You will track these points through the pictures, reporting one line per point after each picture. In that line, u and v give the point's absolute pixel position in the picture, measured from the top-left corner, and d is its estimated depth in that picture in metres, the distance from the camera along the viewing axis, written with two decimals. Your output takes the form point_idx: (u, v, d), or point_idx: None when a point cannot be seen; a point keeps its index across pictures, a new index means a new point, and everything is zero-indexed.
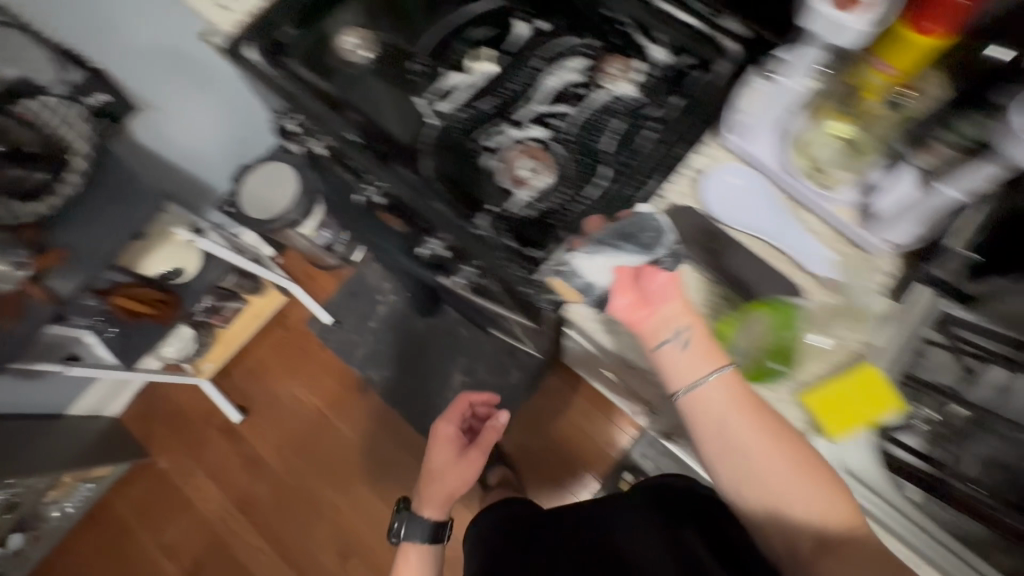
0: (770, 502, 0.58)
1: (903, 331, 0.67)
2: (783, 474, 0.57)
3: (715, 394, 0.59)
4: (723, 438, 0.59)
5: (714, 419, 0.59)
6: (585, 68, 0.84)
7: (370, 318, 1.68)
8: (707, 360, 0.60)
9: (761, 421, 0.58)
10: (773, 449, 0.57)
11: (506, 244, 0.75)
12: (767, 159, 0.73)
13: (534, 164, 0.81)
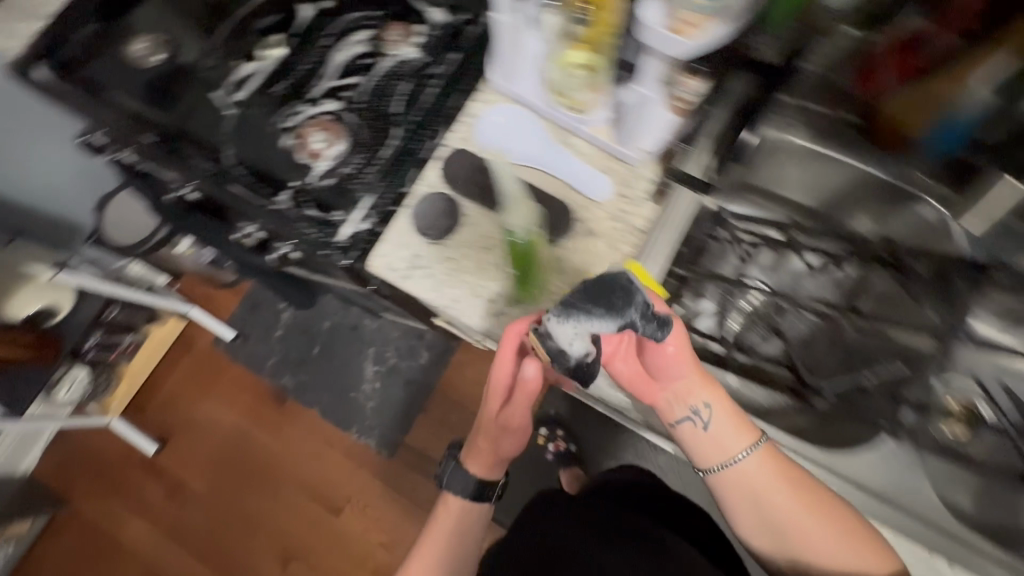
0: (796, 563, 0.69)
1: (672, 227, 0.72)
2: (834, 550, 0.67)
3: (749, 470, 0.68)
4: (758, 512, 0.69)
5: (747, 491, 0.69)
6: (369, 38, 0.88)
7: (277, 327, 1.71)
8: (738, 436, 0.68)
9: (828, 518, 0.67)
10: (807, 530, 0.67)
11: (306, 214, 0.79)
12: (529, 94, 0.77)
13: (327, 136, 0.83)
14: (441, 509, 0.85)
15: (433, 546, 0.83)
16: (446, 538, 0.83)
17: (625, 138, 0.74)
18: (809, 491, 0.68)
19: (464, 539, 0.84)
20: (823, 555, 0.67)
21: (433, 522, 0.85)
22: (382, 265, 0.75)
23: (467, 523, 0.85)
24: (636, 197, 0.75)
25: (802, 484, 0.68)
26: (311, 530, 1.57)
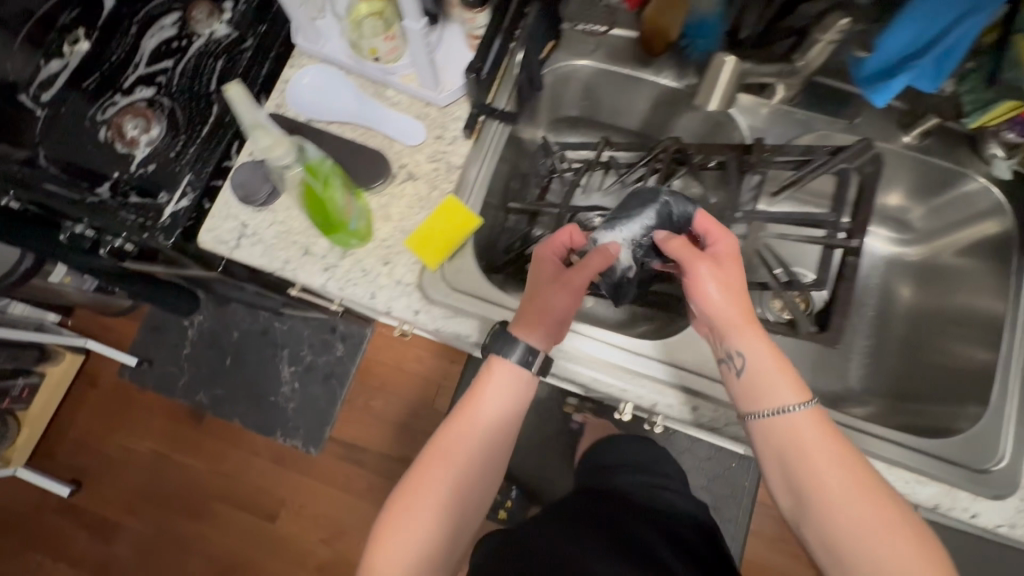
0: (841, 564, 0.55)
1: (484, 160, 0.77)
2: (890, 550, 0.53)
3: (800, 425, 0.58)
4: (814, 476, 0.57)
5: (789, 448, 0.58)
6: (177, 21, 0.87)
7: (184, 345, 1.65)
8: (792, 393, 0.59)
9: (870, 488, 0.56)
10: (889, 513, 0.55)
11: (128, 203, 0.77)
12: (336, 52, 0.78)
13: (144, 122, 0.82)
14: (470, 393, 0.67)
15: (452, 446, 0.64)
16: (479, 425, 0.65)
17: (432, 83, 0.75)
18: (863, 467, 0.57)
19: (496, 428, 0.66)
20: (872, 562, 0.54)
21: (457, 411, 0.66)
22: (211, 239, 0.75)
23: (503, 400, 0.66)
24: (453, 137, 0.77)
25: (865, 472, 0.57)
26: (249, 540, 1.53)
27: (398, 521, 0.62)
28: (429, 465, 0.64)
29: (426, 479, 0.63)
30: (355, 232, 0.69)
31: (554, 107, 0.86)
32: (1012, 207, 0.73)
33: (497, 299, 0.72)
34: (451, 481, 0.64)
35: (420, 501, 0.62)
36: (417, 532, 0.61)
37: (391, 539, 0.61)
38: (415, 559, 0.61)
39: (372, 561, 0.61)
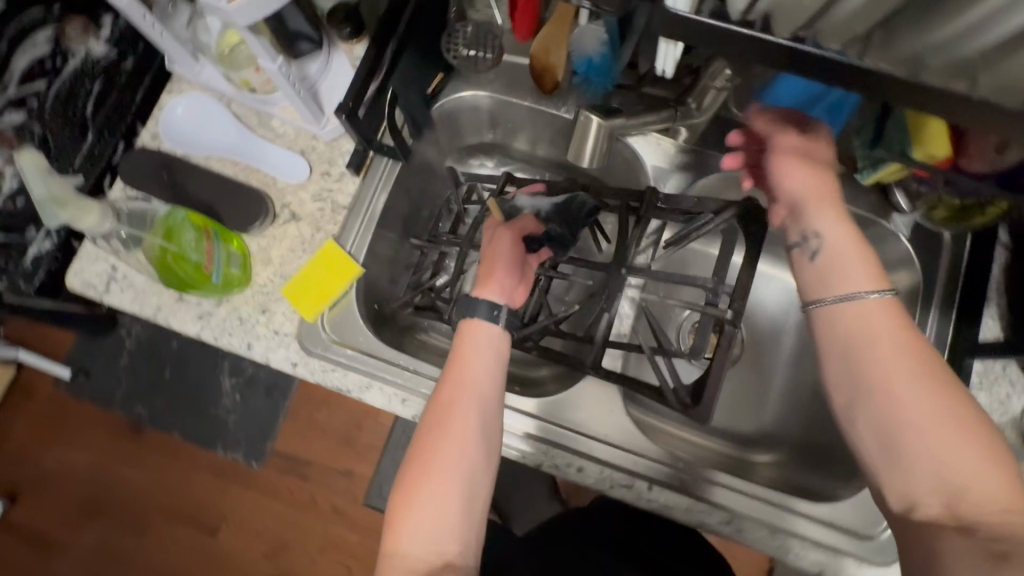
0: (896, 459, 0.47)
1: (370, 197, 0.72)
2: (960, 444, 0.44)
3: (872, 312, 0.50)
4: (851, 365, 0.50)
5: (853, 337, 0.50)
6: (49, 37, 0.79)
7: (122, 354, 1.51)
8: (864, 279, 0.51)
9: (933, 380, 0.46)
10: (960, 413, 0.45)
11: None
12: (214, 82, 0.71)
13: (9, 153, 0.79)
14: (454, 352, 0.59)
15: (452, 405, 0.55)
16: (474, 380, 0.57)
17: (316, 118, 0.70)
18: (935, 362, 0.47)
19: (490, 382, 0.57)
20: (935, 461, 0.44)
21: (446, 371, 0.58)
22: (79, 283, 0.70)
23: (492, 354, 0.59)
24: (340, 173, 0.72)
25: (939, 366, 0.47)
26: (190, 556, 1.49)
27: (415, 490, 0.53)
28: (433, 427, 0.55)
29: (433, 442, 0.54)
30: (219, 285, 0.65)
31: (454, 139, 0.82)
32: (923, 259, 0.69)
33: (380, 350, 0.68)
34: (458, 444, 0.54)
35: (437, 464, 0.53)
36: (442, 500, 0.52)
37: (416, 512, 0.51)
38: (440, 529, 0.51)
39: (397, 536, 0.52)
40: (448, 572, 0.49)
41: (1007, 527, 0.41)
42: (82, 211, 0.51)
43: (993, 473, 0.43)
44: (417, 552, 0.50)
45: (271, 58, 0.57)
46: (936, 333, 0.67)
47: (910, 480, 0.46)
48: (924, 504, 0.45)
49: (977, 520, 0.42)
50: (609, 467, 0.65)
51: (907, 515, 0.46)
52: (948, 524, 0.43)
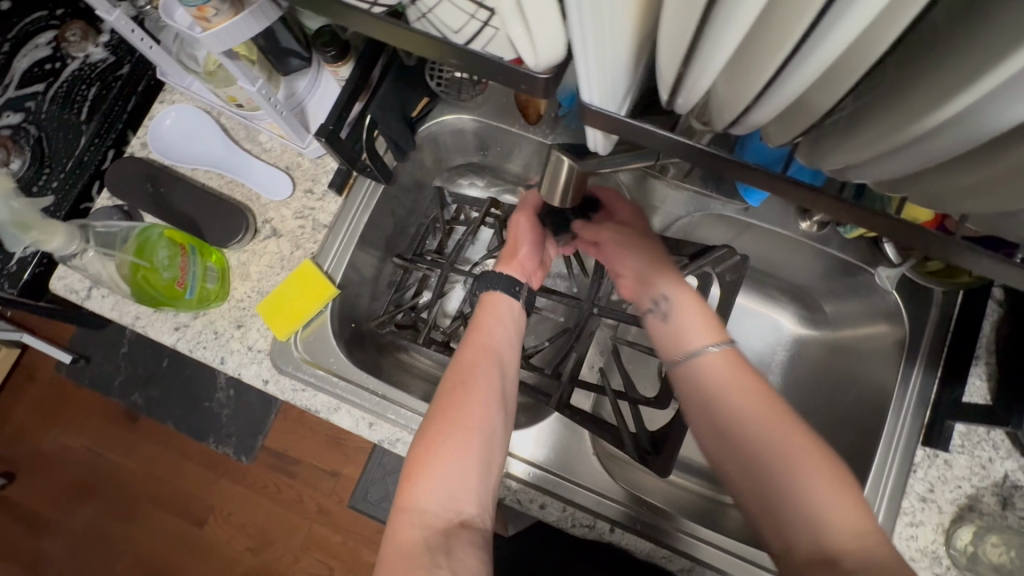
0: (766, 504, 0.48)
1: (350, 217, 0.72)
2: (808, 478, 0.47)
3: (712, 365, 0.55)
4: (711, 416, 0.53)
5: (702, 392, 0.54)
6: (51, 40, 0.86)
7: (121, 343, 1.49)
8: (706, 333, 0.57)
9: (784, 425, 0.50)
10: (801, 445, 0.49)
11: None
12: (201, 94, 0.71)
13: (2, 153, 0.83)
14: (475, 321, 0.63)
15: (475, 369, 0.59)
16: (496, 348, 0.61)
17: (300, 137, 0.69)
18: (778, 404, 0.52)
19: (510, 349, 0.61)
20: (794, 499, 0.47)
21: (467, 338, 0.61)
22: (61, 288, 0.70)
23: (511, 326, 0.63)
24: (323, 192, 0.72)
25: (775, 404, 0.52)
26: (176, 545, 1.51)
27: (435, 448, 0.54)
28: (455, 388, 0.57)
29: (456, 402, 0.56)
30: (193, 300, 0.65)
31: (443, 159, 0.82)
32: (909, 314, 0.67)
33: (351, 372, 0.68)
34: (482, 406, 0.56)
35: (460, 423, 0.55)
36: (463, 457, 0.54)
37: (436, 465, 0.53)
38: (461, 487, 0.53)
39: (414, 493, 0.53)
40: (464, 530, 0.51)
41: (862, 557, 0.43)
42: (48, 234, 0.54)
43: (845, 504, 0.46)
44: (434, 504, 0.52)
45: (249, 81, 0.58)
46: (918, 390, 0.64)
47: (778, 525, 0.47)
48: (792, 548, 0.46)
49: (840, 555, 0.44)
50: (572, 505, 0.64)
51: (784, 559, 0.46)
52: (811, 562, 0.45)
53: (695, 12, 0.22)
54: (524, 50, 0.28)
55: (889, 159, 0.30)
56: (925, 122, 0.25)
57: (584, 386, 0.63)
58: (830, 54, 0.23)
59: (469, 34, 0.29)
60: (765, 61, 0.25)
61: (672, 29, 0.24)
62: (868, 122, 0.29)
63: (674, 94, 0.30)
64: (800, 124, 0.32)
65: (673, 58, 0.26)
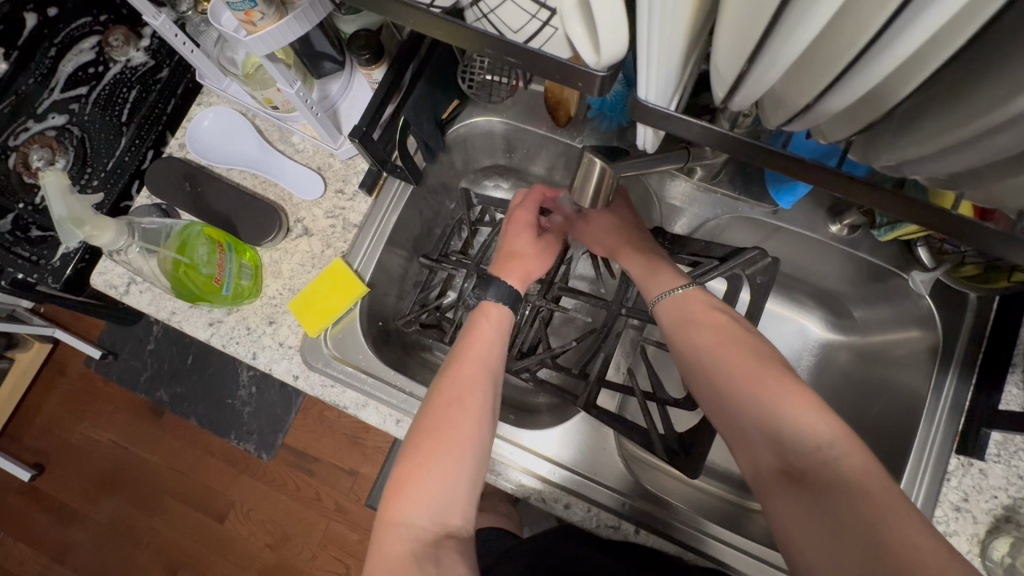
0: (731, 428, 0.53)
1: (380, 217, 0.74)
2: (765, 396, 0.50)
3: (676, 304, 0.59)
4: (678, 352, 0.58)
5: (670, 329, 0.59)
6: (96, 45, 0.91)
7: (149, 340, 1.53)
8: (673, 279, 0.61)
9: (737, 351, 0.54)
10: (755, 369, 0.52)
11: (30, 234, 0.87)
12: (237, 95, 0.73)
13: (48, 153, 0.87)
14: (470, 332, 0.62)
15: (469, 383, 0.59)
16: (490, 361, 0.61)
17: (332, 138, 0.71)
18: (739, 334, 0.55)
19: (499, 362, 0.62)
20: (758, 419, 0.50)
21: (462, 349, 0.61)
22: (101, 283, 0.72)
23: (504, 338, 0.63)
24: (353, 192, 0.74)
25: (736, 335, 0.55)
26: (197, 538, 1.54)
27: (426, 461, 0.54)
28: (447, 401, 0.57)
29: (447, 415, 0.56)
30: (228, 296, 0.67)
31: (470, 161, 0.83)
32: (943, 322, 0.66)
33: (380, 370, 0.69)
34: (474, 421, 0.57)
35: (452, 436, 0.55)
36: (452, 472, 0.54)
37: (423, 478, 0.54)
38: (448, 500, 0.54)
39: (401, 506, 0.53)
40: (449, 541, 0.53)
41: (826, 467, 0.46)
42: (98, 229, 0.55)
43: (804, 418, 0.48)
44: (421, 517, 0.52)
45: (286, 82, 0.59)
46: (953, 396, 0.63)
47: (748, 444, 0.51)
48: (763, 466, 0.50)
49: (806, 467, 0.47)
50: (597, 506, 0.64)
51: (758, 477, 0.50)
52: (782, 477, 0.48)
53: (762, 14, 0.22)
54: (585, 42, 0.28)
55: (943, 160, 0.30)
56: (983, 123, 0.25)
57: (610, 387, 0.64)
58: (897, 56, 0.23)
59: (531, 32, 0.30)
60: (830, 59, 0.25)
61: (735, 29, 0.24)
62: (923, 122, 0.29)
63: (730, 93, 0.30)
64: (857, 121, 0.32)
65: (732, 60, 0.27)
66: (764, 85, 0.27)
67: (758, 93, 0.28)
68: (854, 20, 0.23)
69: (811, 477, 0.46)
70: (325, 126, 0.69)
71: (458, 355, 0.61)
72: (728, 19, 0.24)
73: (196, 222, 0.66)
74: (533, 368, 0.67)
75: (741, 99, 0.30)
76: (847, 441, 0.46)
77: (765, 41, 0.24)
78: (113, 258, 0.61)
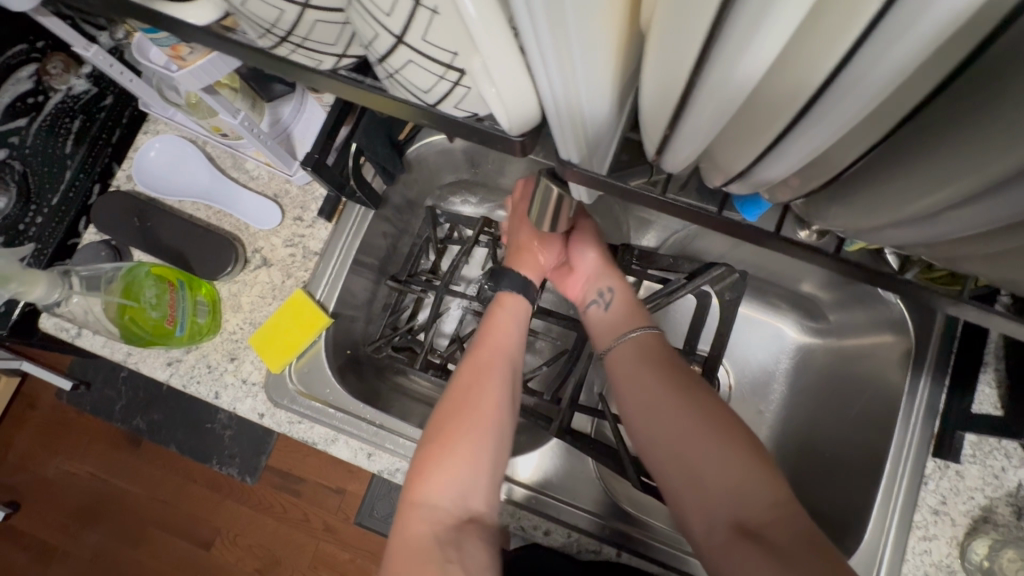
0: (687, 478, 0.50)
1: (343, 241, 0.71)
2: (723, 447, 0.50)
3: (638, 345, 0.59)
4: (636, 392, 0.56)
5: (629, 368, 0.58)
6: (32, 73, 0.84)
7: (122, 368, 1.48)
8: (628, 320, 0.62)
9: (693, 398, 0.54)
10: (720, 418, 0.52)
11: None
12: (186, 123, 0.70)
13: None
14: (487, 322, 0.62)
15: (486, 368, 0.59)
16: (507, 346, 0.61)
17: (285, 164, 0.68)
18: (696, 382, 0.55)
19: (518, 350, 0.62)
20: (715, 469, 0.49)
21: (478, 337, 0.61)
22: (52, 326, 0.69)
23: (520, 328, 0.64)
24: (312, 219, 0.71)
25: (699, 380, 0.56)
26: (183, 567, 1.50)
27: (449, 444, 0.53)
28: (467, 386, 0.57)
29: (468, 396, 0.56)
30: (183, 337, 0.64)
31: (435, 178, 0.80)
32: (915, 325, 0.66)
33: (348, 403, 0.67)
34: (492, 404, 0.56)
35: (470, 422, 0.54)
36: (475, 456, 0.53)
37: (447, 461, 0.52)
38: (470, 484, 0.52)
39: (424, 485, 0.51)
40: (472, 525, 0.51)
41: (778, 526, 0.46)
42: (27, 284, 0.53)
43: (760, 476, 0.48)
44: (443, 501, 0.51)
45: (227, 112, 0.56)
46: (927, 401, 0.63)
47: (704, 497, 0.49)
48: (715, 520, 0.48)
49: (760, 524, 0.46)
50: (577, 531, 0.62)
51: (710, 534, 0.48)
52: (736, 531, 0.47)
53: (685, 72, 0.21)
54: (498, 108, 0.26)
55: (896, 228, 0.29)
56: (935, 198, 0.25)
57: (584, 411, 0.62)
58: (843, 120, 0.21)
59: (439, 94, 0.26)
60: (764, 120, 0.24)
61: (656, 91, 0.23)
62: (869, 194, 0.29)
63: (660, 149, 0.29)
64: (800, 185, 0.31)
65: (661, 114, 0.25)
66: (699, 143, 0.26)
67: (691, 153, 0.27)
68: (784, 80, 0.21)
69: (766, 536, 0.45)
70: (277, 153, 0.66)
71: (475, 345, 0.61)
72: (649, 78, 0.23)
73: (143, 263, 0.63)
74: None
75: (673, 158, 0.29)
76: (795, 502, 0.47)
77: (693, 99, 0.23)
78: (54, 312, 0.59)
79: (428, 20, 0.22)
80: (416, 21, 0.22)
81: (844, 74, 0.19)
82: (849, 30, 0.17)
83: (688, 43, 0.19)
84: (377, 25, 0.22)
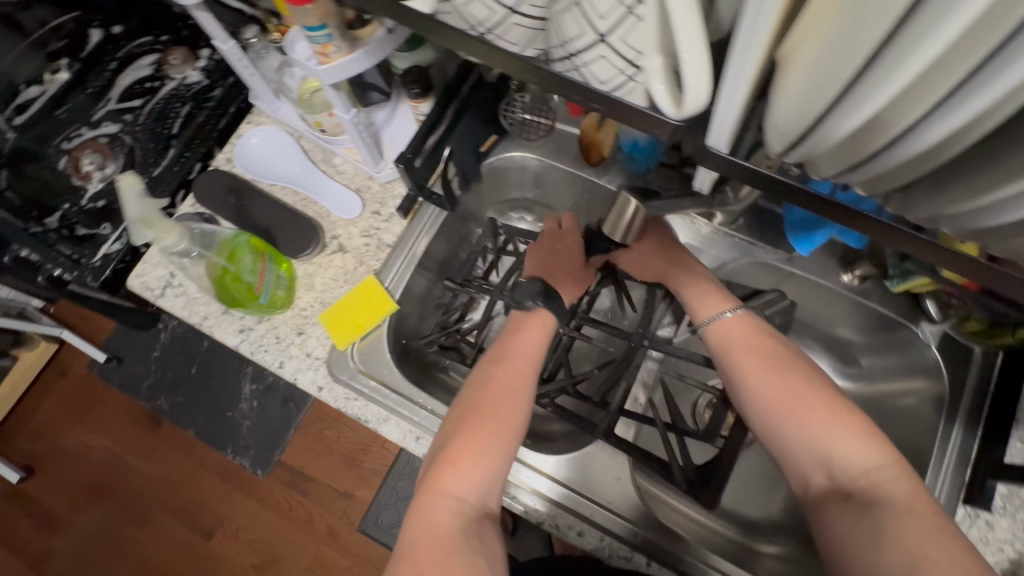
0: (782, 449, 0.55)
1: (414, 238, 0.77)
2: (814, 422, 0.53)
3: (725, 327, 0.62)
4: (725, 373, 0.61)
5: (718, 349, 0.62)
6: (155, 61, 1.01)
7: (156, 347, 1.53)
8: (721, 301, 0.65)
9: (781, 376, 0.57)
10: (806, 397, 0.55)
11: (80, 232, 0.98)
12: (290, 119, 0.79)
13: (99, 158, 0.99)
14: (518, 336, 0.66)
15: (514, 378, 0.63)
16: (533, 359, 0.65)
17: (374, 161, 0.76)
18: (785, 359, 0.58)
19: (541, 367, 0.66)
20: (806, 441, 0.53)
21: (510, 349, 0.65)
22: (138, 285, 0.75)
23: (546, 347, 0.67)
24: (389, 214, 0.77)
25: (785, 359, 0.58)
26: (181, 554, 1.50)
27: (474, 440, 0.58)
28: (496, 395, 0.61)
29: (500, 400, 0.60)
30: (265, 304, 0.70)
31: (500, 192, 0.87)
32: (950, 372, 0.68)
33: (402, 386, 0.71)
34: (518, 415, 0.61)
35: (497, 424, 0.59)
36: (497, 454, 0.58)
37: (472, 459, 0.56)
38: (490, 478, 0.57)
39: (451, 478, 0.55)
40: (488, 520, 0.55)
41: (872, 488, 0.49)
42: (166, 230, 0.60)
43: (852, 446, 0.51)
44: (467, 496, 0.55)
45: (343, 108, 0.63)
46: (959, 447, 0.65)
47: (797, 466, 0.54)
48: (811, 485, 0.53)
49: (851, 488, 0.50)
50: (610, 535, 0.64)
51: (807, 495, 0.53)
52: (830, 495, 0.51)
53: (830, 83, 0.26)
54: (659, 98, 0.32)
55: (966, 219, 0.34)
56: (1005, 195, 0.29)
57: (630, 417, 0.66)
58: (949, 126, 0.26)
59: (615, 83, 0.33)
60: (875, 130, 0.29)
61: (796, 94, 0.29)
62: (946, 189, 0.33)
63: (793, 145, 0.34)
64: (886, 180, 0.36)
65: (793, 114, 0.30)
66: (826, 139, 0.31)
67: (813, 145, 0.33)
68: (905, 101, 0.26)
69: (858, 498, 0.49)
70: (370, 149, 0.73)
71: (504, 357, 0.65)
72: (794, 82, 0.28)
73: (240, 231, 0.71)
74: (553, 395, 0.69)
75: (799, 149, 0.35)
76: (897, 464, 0.50)
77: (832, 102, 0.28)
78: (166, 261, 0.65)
79: (632, 24, 0.28)
80: (621, 25, 0.28)
81: (959, 92, 0.24)
82: (972, 61, 0.22)
83: (839, 58, 0.25)
84: (588, 24, 0.29)
